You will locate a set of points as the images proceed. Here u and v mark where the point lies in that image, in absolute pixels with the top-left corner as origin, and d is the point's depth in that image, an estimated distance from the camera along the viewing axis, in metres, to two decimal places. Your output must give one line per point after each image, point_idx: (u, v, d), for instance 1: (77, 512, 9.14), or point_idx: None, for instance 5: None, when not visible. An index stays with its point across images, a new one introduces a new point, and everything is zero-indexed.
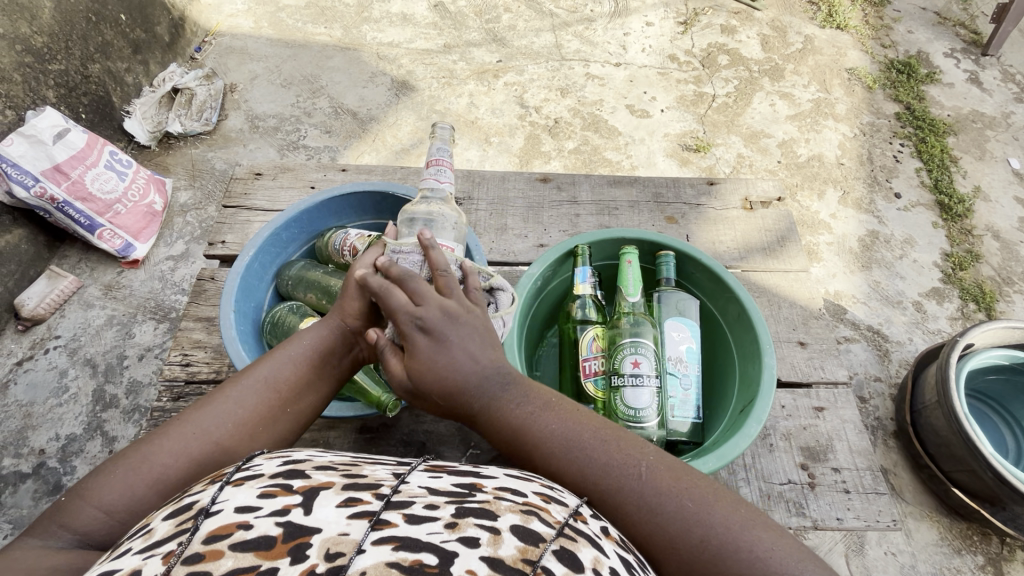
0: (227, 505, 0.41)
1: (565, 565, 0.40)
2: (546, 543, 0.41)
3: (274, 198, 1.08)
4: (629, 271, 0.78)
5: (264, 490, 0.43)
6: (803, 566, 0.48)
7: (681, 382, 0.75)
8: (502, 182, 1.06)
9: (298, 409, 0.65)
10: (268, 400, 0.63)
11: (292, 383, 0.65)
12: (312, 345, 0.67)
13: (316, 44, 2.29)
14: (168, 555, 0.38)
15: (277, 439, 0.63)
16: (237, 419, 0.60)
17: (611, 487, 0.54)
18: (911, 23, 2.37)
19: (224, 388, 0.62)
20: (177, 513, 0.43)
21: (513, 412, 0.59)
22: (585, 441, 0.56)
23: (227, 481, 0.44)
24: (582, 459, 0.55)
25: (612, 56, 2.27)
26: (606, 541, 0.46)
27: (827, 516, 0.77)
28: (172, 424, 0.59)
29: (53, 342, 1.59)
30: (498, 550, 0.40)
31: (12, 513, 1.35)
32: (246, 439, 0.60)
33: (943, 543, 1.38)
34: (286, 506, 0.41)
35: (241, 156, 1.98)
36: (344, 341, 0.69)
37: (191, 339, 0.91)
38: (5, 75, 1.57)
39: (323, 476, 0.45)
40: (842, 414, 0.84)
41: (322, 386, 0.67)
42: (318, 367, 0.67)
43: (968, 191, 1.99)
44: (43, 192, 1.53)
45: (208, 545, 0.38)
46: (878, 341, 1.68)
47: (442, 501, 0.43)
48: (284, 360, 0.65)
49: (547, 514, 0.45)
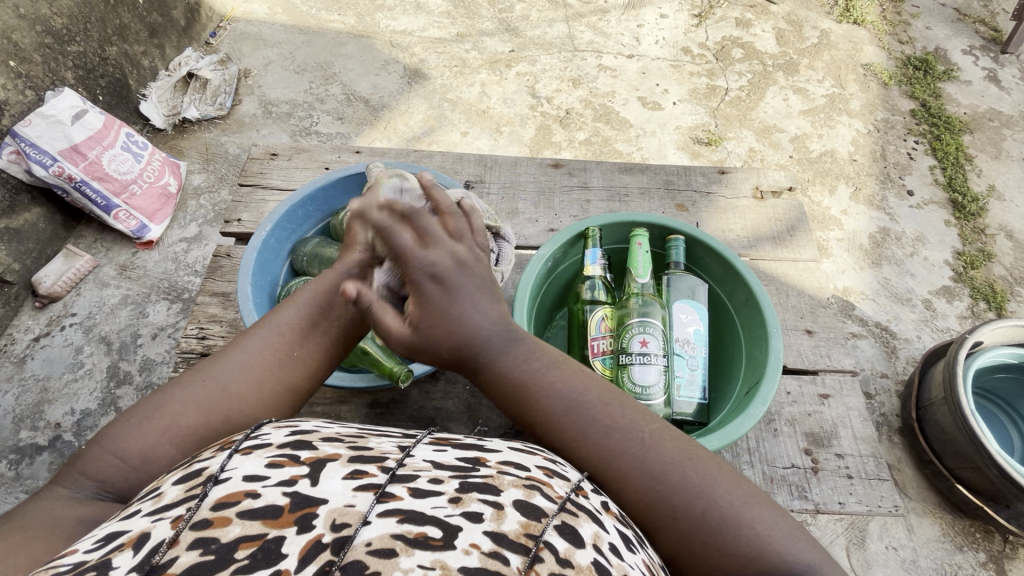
0: (235, 474, 0.42)
1: (567, 540, 0.42)
2: (548, 519, 0.43)
3: (289, 177, 1.09)
4: (639, 254, 0.78)
5: (271, 459, 0.44)
6: (800, 544, 0.51)
7: (688, 363, 0.76)
8: (514, 167, 1.07)
9: (304, 356, 0.64)
10: (272, 347, 0.63)
11: (295, 328, 0.64)
12: (313, 289, 0.66)
13: (329, 31, 2.29)
14: (177, 519, 0.39)
15: (286, 386, 0.63)
16: (243, 366, 0.61)
17: (611, 459, 0.56)
18: (929, 19, 2.34)
19: (233, 341, 0.63)
20: (186, 478, 0.44)
21: (520, 362, 0.61)
22: (593, 404, 0.58)
23: (236, 450, 0.45)
24: (594, 425, 0.57)
25: (625, 48, 2.26)
26: (606, 517, 0.48)
27: (829, 500, 0.78)
28: (184, 374, 0.61)
29: (69, 319, 1.62)
30: (501, 525, 0.41)
31: (29, 484, 1.39)
32: (253, 387, 0.61)
33: (945, 539, 1.38)
34: (292, 477, 0.42)
35: (255, 140, 2.00)
36: (353, 280, 0.67)
37: (207, 313, 0.93)
38: (26, 55, 1.60)
39: (330, 448, 0.46)
40: (847, 401, 0.85)
41: (330, 329, 0.65)
42: (321, 310, 0.65)
43: (983, 189, 1.97)
44: (61, 171, 1.56)
45: (216, 512, 0.39)
46: (885, 338, 1.68)
47: (446, 475, 0.45)
48: (287, 307, 0.65)
49: (550, 490, 0.46)
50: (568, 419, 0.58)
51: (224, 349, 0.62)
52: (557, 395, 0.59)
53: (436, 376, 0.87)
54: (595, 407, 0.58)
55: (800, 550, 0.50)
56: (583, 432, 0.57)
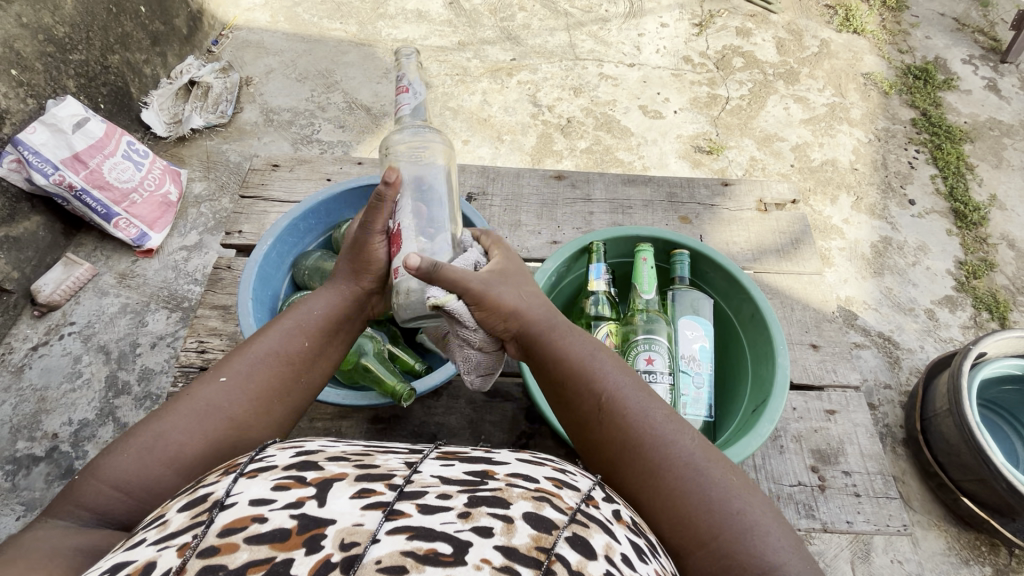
0: (241, 498, 0.41)
1: (578, 552, 0.41)
2: (558, 530, 0.42)
3: (290, 189, 1.09)
4: (644, 269, 0.78)
5: (277, 482, 0.43)
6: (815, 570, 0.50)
7: (694, 380, 0.75)
8: (517, 178, 1.07)
9: (311, 380, 0.67)
10: (280, 373, 0.64)
11: (303, 355, 0.66)
12: (322, 313, 0.69)
13: (331, 39, 2.30)
14: (184, 547, 0.38)
15: (290, 411, 0.65)
16: (249, 393, 0.61)
17: (654, 440, 0.56)
18: (929, 28, 2.35)
19: (234, 363, 0.62)
20: (191, 504, 0.43)
21: (572, 347, 0.63)
22: (645, 395, 0.60)
23: (242, 473, 0.45)
24: (640, 410, 0.58)
25: (626, 57, 2.27)
26: (618, 526, 0.47)
27: (836, 519, 0.77)
28: (181, 401, 0.58)
29: (68, 328, 1.61)
30: (512, 539, 0.40)
31: (25, 495, 1.37)
32: (262, 412, 0.61)
33: (950, 553, 1.36)
34: (299, 499, 0.41)
35: (256, 149, 2.00)
36: (354, 303, 0.72)
37: (207, 326, 0.92)
38: (28, 63, 1.59)
39: (337, 467, 0.45)
40: (854, 417, 0.84)
41: (334, 354, 0.70)
42: (329, 335, 0.69)
43: (984, 199, 1.97)
44: (62, 180, 1.56)
45: (223, 538, 0.38)
46: (888, 348, 1.67)
47: (454, 490, 0.44)
48: (294, 331, 0.66)
49: (560, 500, 0.45)
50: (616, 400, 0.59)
51: (225, 372, 0.61)
52: (613, 378, 0.61)
53: (439, 392, 0.86)
54: (646, 398, 0.59)
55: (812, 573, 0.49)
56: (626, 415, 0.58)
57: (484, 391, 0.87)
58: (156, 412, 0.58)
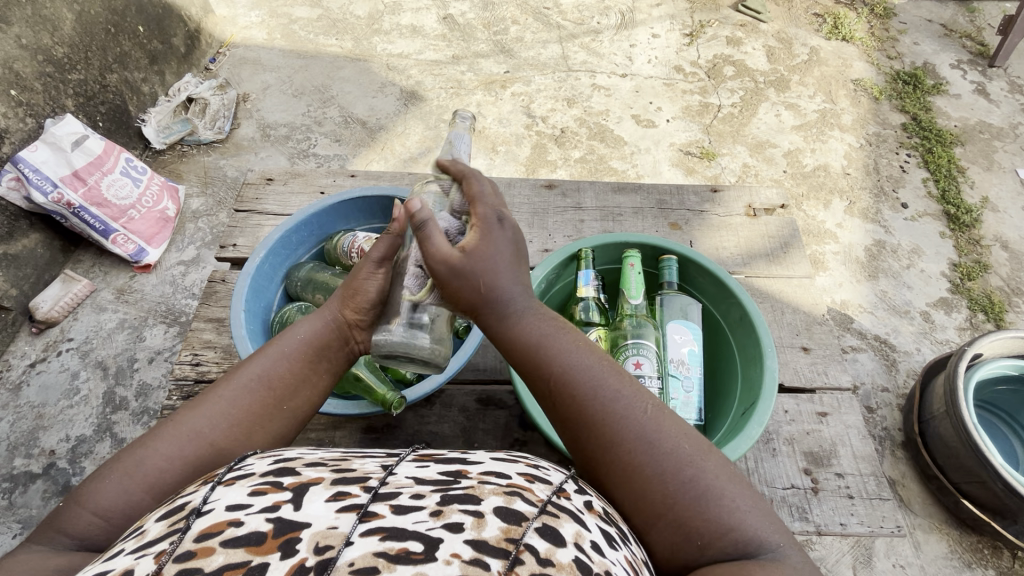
0: (218, 504, 0.42)
1: (548, 541, 0.41)
2: (529, 522, 0.42)
3: (284, 202, 1.10)
4: (632, 275, 0.79)
5: (253, 488, 0.44)
6: (773, 528, 0.50)
7: (683, 385, 0.75)
8: (508, 188, 1.08)
9: (293, 406, 0.65)
10: (262, 398, 0.63)
11: (287, 380, 0.65)
12: (307, 340, 0.67)
13: (327, 55, 2.33)
14: (160, 554, 0.39)
15: (273, 437, 0.63)
16: (230, 417, 0.61)
17: (602, 418, 0.56)
18: (916, 35, 2.39)
19: (219, 387, 0.63)
20: (168, 514, 0.43)
21: (532, 327, 0.60)
22: (603, 368, 0.59)
23: (219, 482, 0.45)
24: (597, 386, 0.57)
25: (618, 67, 2.30)
26: (589, 516, 0.47)
27: (830, 521, 0.77)
28: (168, 425, 0.59)
29: (66, 344, 1.62)
30: (482, 532, 0.40)
31: (22, 513, 1.37)
32: (242, 437, 0.61)
33: (953, 557, 1.35)
34: (275, 503, 0.42)
35: (252, 163, 2.02)
36: (340, 336, 0.69)
37: (201, 339, 0.93)
38: (26, 84, 1.62)
39: (313, 472, 0.46)
40: (846, 419, 0.84)
41: (319, 383, 0.68)
42: (314, 362, 0.67)
43: (976, 202, 1.98)
44: (60, 198, 1.57)
45: (199, 543, 0.39)
46: (885, 351, 1.67)
47: (428, 489, 0.44)
48: (278, 357, 0.65)
49: (531, 494, 0.45)
50: (574, 378, 0.58)
51: (208, 397, 0.61)
52: (570, 356, 0.59)
53: (431, 401, 0.86)
54: (604, 370, 0.58)
55: (773, 534, 0.50)
56: (586, 390, 0.57)
57: (477, 399, 0.87)
58: (143, 435, 0.59)
